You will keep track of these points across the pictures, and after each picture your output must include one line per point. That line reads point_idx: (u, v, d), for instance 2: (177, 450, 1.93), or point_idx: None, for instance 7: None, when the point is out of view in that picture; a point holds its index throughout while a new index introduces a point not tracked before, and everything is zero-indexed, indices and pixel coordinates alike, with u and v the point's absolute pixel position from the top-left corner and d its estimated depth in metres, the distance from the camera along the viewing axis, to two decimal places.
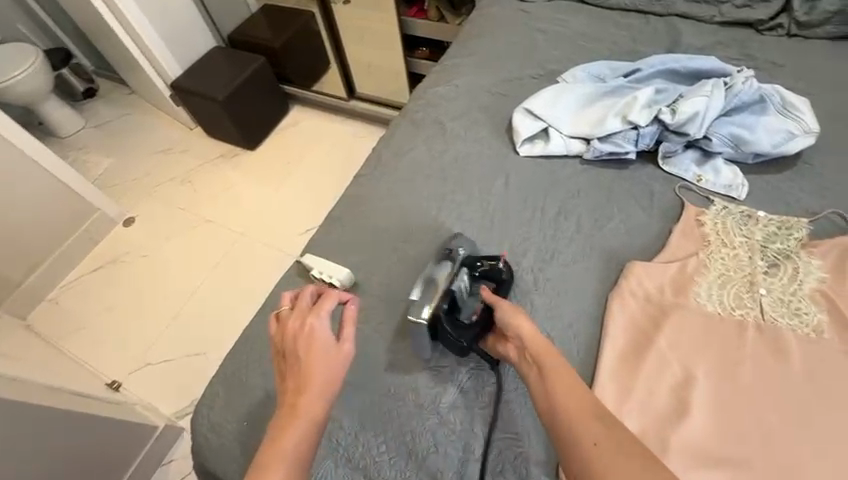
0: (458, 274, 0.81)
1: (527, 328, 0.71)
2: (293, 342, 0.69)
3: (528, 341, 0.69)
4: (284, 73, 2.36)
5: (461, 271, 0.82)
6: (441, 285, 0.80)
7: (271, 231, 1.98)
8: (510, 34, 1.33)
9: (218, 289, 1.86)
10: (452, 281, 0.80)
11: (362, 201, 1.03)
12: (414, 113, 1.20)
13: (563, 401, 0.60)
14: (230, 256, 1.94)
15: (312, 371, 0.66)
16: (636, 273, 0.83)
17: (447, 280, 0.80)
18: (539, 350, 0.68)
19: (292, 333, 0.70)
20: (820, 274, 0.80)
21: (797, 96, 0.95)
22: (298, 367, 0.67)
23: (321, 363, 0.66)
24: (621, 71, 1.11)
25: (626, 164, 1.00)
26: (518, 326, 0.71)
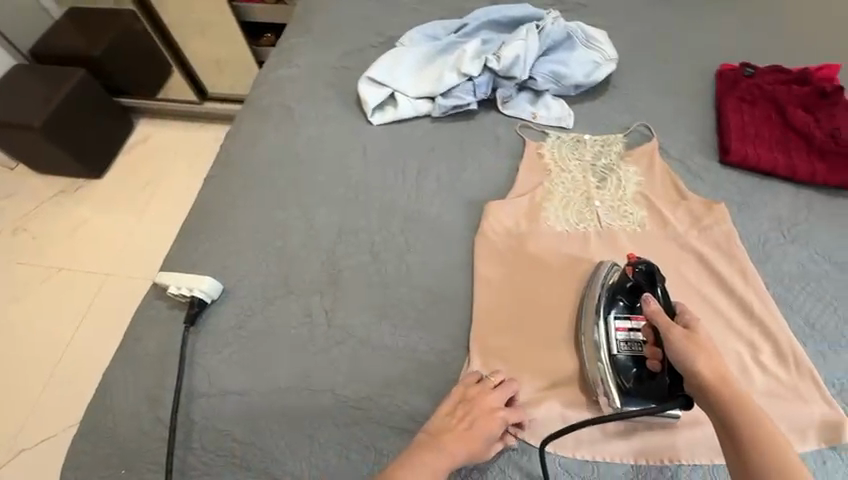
0: (612, 317, 0.74)
1: (702, 358, 0.60)
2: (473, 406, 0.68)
3: (712, 368, 0.59)
4: (117, 85, 2.04)
5: (614, 310, 0.75)
6: (604, 341, 0.73)
7: (142, 262, 1.76)
8: (345, 6, 1.31)
9: (91, 341, 1.62)
10: (607, 329, 0.74)
11: (218, 203, 0.95)
12: (259, 102, 1.13)
13: (750, 422, 0.56)
14: (97, 302, 1.70)
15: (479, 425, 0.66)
16: (494, 213, 0.89)
17: (608, 334, 0.73)
18: (721, 380, 0.58)
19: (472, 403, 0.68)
20: (638, 178, 0.94)
21: (595, 30, 1.07)
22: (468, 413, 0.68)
23: (477, 432, 0.66)
24: (453, 28, 1.15)
25: (471, 115, 1.06)
26: (709, 354, 0.61)
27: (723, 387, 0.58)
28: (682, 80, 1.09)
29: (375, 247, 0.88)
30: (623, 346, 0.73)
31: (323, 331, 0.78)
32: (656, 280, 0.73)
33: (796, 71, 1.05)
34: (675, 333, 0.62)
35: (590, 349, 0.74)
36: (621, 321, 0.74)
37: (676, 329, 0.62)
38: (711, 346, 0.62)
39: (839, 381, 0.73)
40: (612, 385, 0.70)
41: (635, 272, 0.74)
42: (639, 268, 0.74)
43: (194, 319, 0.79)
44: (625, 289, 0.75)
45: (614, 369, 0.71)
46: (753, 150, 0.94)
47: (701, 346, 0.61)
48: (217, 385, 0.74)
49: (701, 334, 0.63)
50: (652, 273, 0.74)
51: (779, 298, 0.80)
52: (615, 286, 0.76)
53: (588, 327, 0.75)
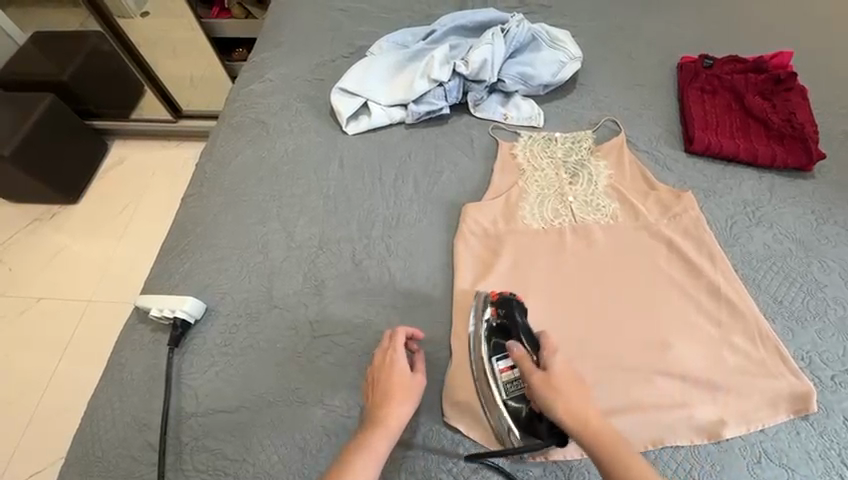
0: (493, 359, 0.74)
1: (560, 401, 0.64)
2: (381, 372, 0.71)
3: (571, 412, 0.63)
4: (90, 108, 2.03)
5: (494, 353, 0.75)
6: (493, 385, 0.73)
7: (124, 285, 1.74)
8: (314, 19, 1.32)
9: (77, 369, 1.59)
10: (490, 372, 0.74)
11: (197, 222, 0.96)
12: (232, 118, 1.14)
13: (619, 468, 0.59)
14: (81, 329, 1.67)
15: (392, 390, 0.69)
16: (471, 215, 0.92)
17: (491, 377, 0.73)
18: (588, 426, 0.62)
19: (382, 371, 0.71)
20: (608, 171, 0.96)
21: (559, 31, 1.10)
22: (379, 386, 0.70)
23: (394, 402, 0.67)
24: (421, 35, 1.17)
25: (445, 119, 1.08)
26: (566, 398, 0.64)
27: (586, 433, 0.61)
28: (646, 74, 1.13)
29: (356, 255, 0.89)
30: (508, 387, 0.72)
31: (309, 342, 0.79)
32: (517, 315, 0.75)
33: (751, 60, 1.10)
34: (534, 381, 0.66)
35: (483, 388, 0.74)
36: (501, 362, 0.73)
37: (534, 375, 0.66)
38: (569, 384, 0.65)
39: (808, 354, 0.76)
40: (509, 421, 0.70)
41: (498, 312, 0.76)
42: (502, 308, 0.76)
43: (178, 340, 0.79)
44: (495, 329, 0.76)
45: (504, 407, 0.71)
46: (715, 138, 0.98)
47: (556, 388, 0.64)
48: (205, 404, 0.74)
49: (555, 375, 0.66)
50: (513, 308, 0.76)
51: (747, 278, 0.83)
52: (489, 327, 0.76)
53: (476, 368, 0.75)
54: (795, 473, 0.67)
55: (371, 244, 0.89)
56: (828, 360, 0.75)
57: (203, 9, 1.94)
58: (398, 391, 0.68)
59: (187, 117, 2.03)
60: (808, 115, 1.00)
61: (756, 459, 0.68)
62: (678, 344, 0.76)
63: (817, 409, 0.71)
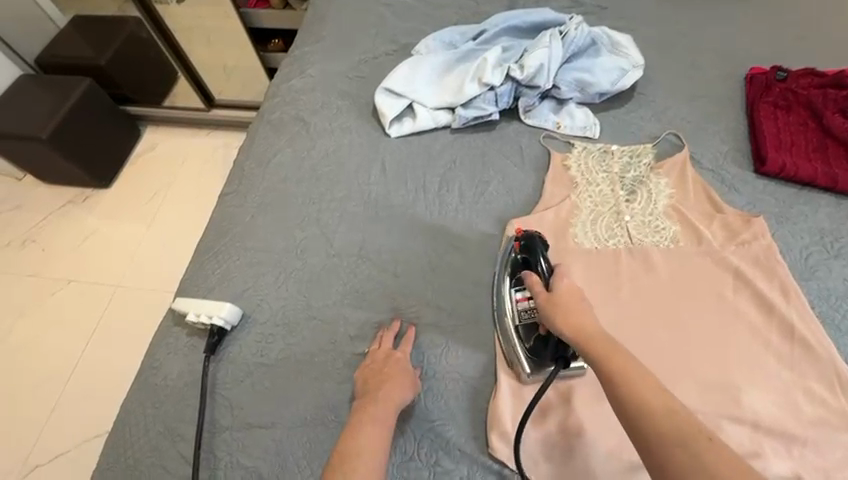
0: (519, 321, 0.74)
1: (559, 315, 0.61)
2: (384, 364, 0.72)
3: (573, 324, 0.60)
4: (124, 94, 2.02)
5: (513, 283, 0.76)
6: (513, 337, 0.73)
7: (152, 272, 1.74)
8: (357, 13, 1.27)
9: (103, 355, 1.60)
10: (508, 302, 0.76)
11: (234, 222, 0.93)
12: (271, 114, 1.10)
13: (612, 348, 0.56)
14: (108, 314, 1.68)
15: (391, 378, 0.70)
16: (520, 230, 0.86)
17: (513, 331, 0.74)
18: (580, 336, 0.59)
19: (383, 362, 0.72)
20: (669, 190, 0.90)
21: (621, 35, 1.03)
22: (377, 373, 0.71)
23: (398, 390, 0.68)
24: (470, 34, 1.11)
25: (493, 125, 1.02)
26: (566, 313, 0.61)
27: (583, 343, 0.58)
28: (712, 85, 1.05)
29: (397, 267, 0.84)
30: (522, 315, 0.74)
31: (348, 358, 0.75)
32: (538, 247, 0.73)
33: (831, 74, 1.01)
34: (540, 301, 0.64)
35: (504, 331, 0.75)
36: (518, 292, 0.75)
37: (539, 296, 0.65)
38: (574, 301, 0.63)
39: None
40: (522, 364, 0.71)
41: (521, 246, 0.75)
42: (532, 287, 0.74)
43: (215, 347, 0.76)
44: (527, 311, 0.74)
45: (518, 337, 0.73)
46: (790, 159, 0.90)
47: (560, 305, 0.62)
48: (240, 417, 0.72)
49: (560, 293, 0.64)
50: (536, 243, 0.74)
51: (823, 317, 0.76)
52: (523, 312, 0.74)
53: (503, 338, 0.75)
54: None
55: (413, 256, 0.85)
56: None
57: None
58: (397, 377, 0.70)
59: (219, 107, 2.02)
60: None
61: None
62: (749, 388, 0.70)
63: None
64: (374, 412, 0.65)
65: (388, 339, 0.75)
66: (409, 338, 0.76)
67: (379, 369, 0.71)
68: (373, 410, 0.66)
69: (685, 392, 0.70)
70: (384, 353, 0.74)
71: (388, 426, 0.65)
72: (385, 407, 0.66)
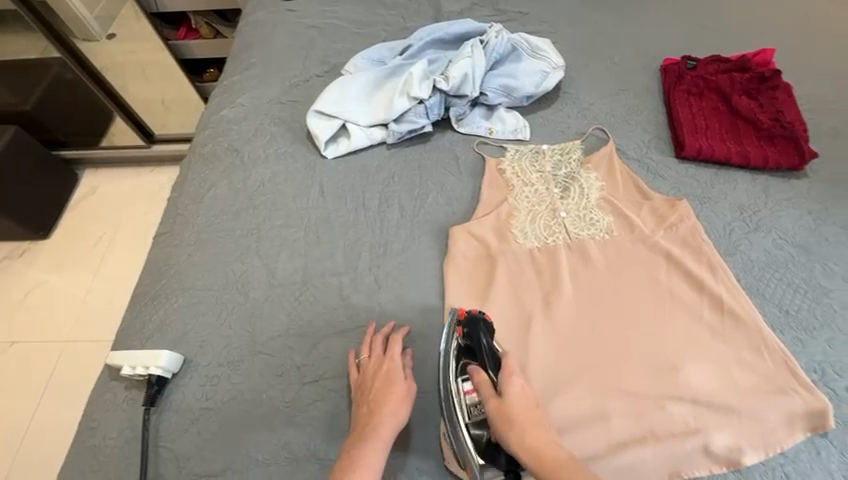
0: (459, 380, 0.68)
1: (513, 435, 0.58)
2: (375, 377, 0.69)
3: (521, 442, 0.58)
4: (55, 137, 1.92)
5: (459, 372, 0.69)
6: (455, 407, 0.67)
7: (96, 323, 1.63)
8: (285, 38, 1.26)
9: (46, 421, 1.47)
10: (454, 392, 0.68)
11: (171, 262, 0.90)
12: (203, 146, 1.08)
13: None
14: (50, 375, 1.55)
15: (385, 396, 0.67)
16: (461, 237, 0.87)
17: (456, 398, 0.67)
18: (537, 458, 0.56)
19: (375, 375, 0.70)
20: (600, 183, 0.93)
21: (539, 40, 1.06)
22: (368, 390, 0.68)
23: (390, 417, 0.65)
24: (398, 49, 1.12)
25: (427, 137, 1.03)
26: (520, 429, 0.58)
27: (541, 465, 0.55)
28: (630, 78, 1.10)
29: (344, 290, 0.83)
30: (471, 411, 0.66)
31: (297, 390, 0.73)
32: (482, 337, 0.70)
33: (734, 59, 1.08)
34: (490, 409, 0.61)
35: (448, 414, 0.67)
36: (467, 383, 0.68)
37: (489, 403, 0.62)
38: (525, 412, 0.60)
39: (820, 365, 0.73)
40: (471, 449, 0.65)
41: (463, 332, 0.72)
42: (467, 328, 0.72)
43: (154, 399, 0.73)
44: (462, 350, 0.71)
45: (467, 432, 0.65)
46: (706, 142, 0.95)
47: (511, 417, 0.60)
48: (187, 468, 0.68)
49: (512, 404, 0.61)
50: (479, 329, 0.71)
51: (750, 288, 0.80)
52: (455, 348, 0.71)
53: (443, 390, 0.69)
54: None
55: (357, 277, 0.85)
56: (841, 371, 0.72)
57: (169, 29, 1.88)
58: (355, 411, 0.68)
59: (160, 142, 1.94)
60: (797, 112, 0.98)
61: None
62: (687, 363, 0.73)
63: (835, 425, 0.67)
64: (368, 448, 0.62)
65: (378, 346, 0.74)
66: (397, 342, 0.73)
67: (370, 385, 0.69)
68: (359, 449, 0.62)
69: (626, 379, 0.72)
70: (375, 363, 0.71)
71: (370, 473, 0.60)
72: (376, 443, 0.62)
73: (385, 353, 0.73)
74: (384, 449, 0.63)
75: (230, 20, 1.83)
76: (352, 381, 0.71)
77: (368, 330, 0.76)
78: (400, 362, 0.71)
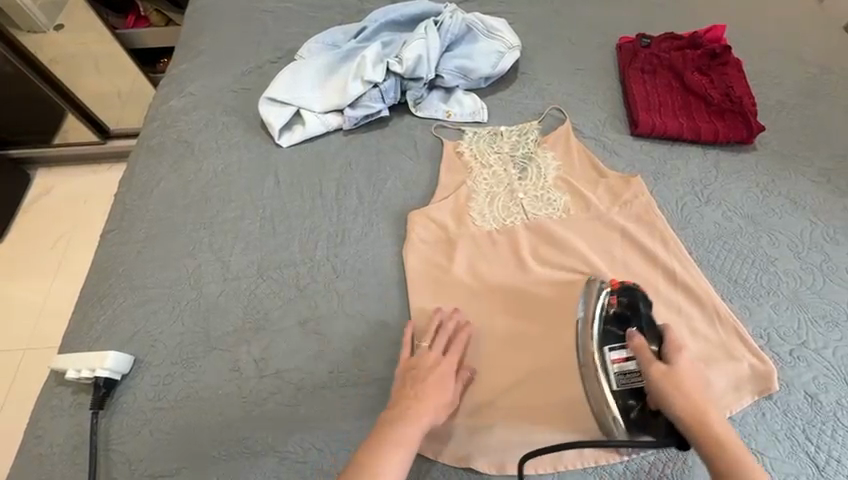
0: (606, 348, 0.66)
1: (681, 398, 0.59)
2: (430, 371, 0.67)
3: (688, 409, 0.59)
4: (3, 137, 1.81)
5: (607, 340, 0.67)
6: (600, 375, 0.66)
7: (48, 331, 1.54)
8: (235, 23, 1.21)
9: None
10: (601, 361, 0.66)
11: (119, 259, 0.86)
12: (152, 138, 1.03)
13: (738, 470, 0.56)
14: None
15: (430, 390, 0.65)
16: (419, 223, 0.87)
17: (602, 367, 0.66)
18: (695, 421, 0.59)
19: (429, 369, 0.68)
20: (557, 163, 0.93)
21: (495, 19, 1.05)
22: (420, 380, 0.66)
23: (430, 403, 0.64)
24: (352, 33, 1.09)
25: (385, 121, 1.01)
26: (688, 397, 0.60)
27: (697, 430, 0.59)
28: (587, 58, 1.10)
29: (301, 280, 0.82)
30: (621, 379, 0.65)
31: (253, 384, 0.72)
32: (642, 306, 0.68)
33: (686, 36, 1.09)
34: (656, 374, 0.61)
35: (589, 374, 0.67)
36: (616, 351, 0.66)
37: (657, 369, 0.61)
38: (694, 385, 0.61)
39: (766, 331, 0.75)
40: (618, 414, 0.64)
41: (621, 299, 0.69)
42: (625, 297, 0.70)
43: (103, 401, 0.70)
44: (611, 317, 0.69)
45: (614, 401, 0.64)
46: (659, 118, 0.97)
47: (680, 386, 0.60)
48: (139, 470, 0.66)
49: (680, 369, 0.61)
50: (638, 298, 0.69)
51: (701, 260, 0.82)
52: (605, 313, 0.69)
53: (583, 357, 0.69)
54: (765, 456, 0.66)
55: (314, 266, 0.83)
56: (785, 335, 0.74)
57: (116, 17, 1.79)
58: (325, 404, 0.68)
59: (115, 137, 1.83)
60: (745, 87, 1.00)
61: None
62: None
63: (778, 387, 0.70)
64: (402, 436, 0.60)
65: (438, 340, 0.71)
66: (457, 340, 0.72)
67: (422, 377, 0.67)
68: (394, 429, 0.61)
69: None
70: (431, 360, 0.69)
71: (402, 464, 0.59)
72: (411, 427, 0.61)
73: (443, 353, 0.70)
74: (419, 434, 0.61)
75: (181, 7, 1.75)
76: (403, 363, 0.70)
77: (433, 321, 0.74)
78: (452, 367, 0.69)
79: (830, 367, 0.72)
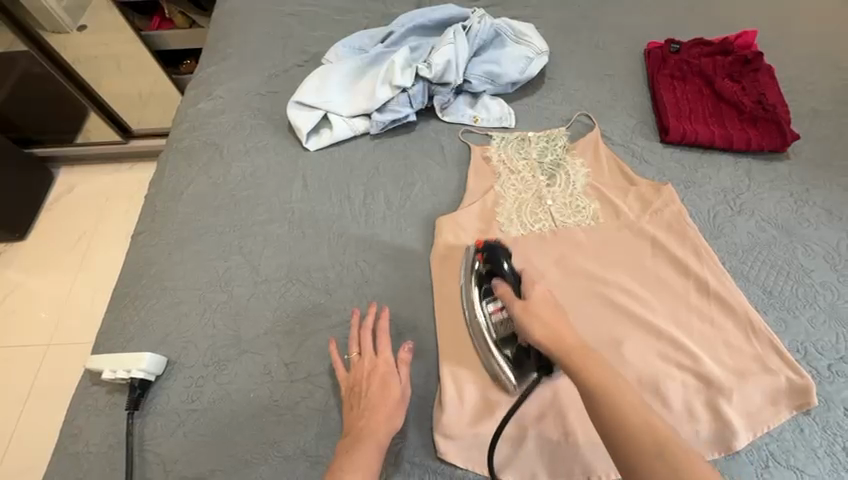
0: (483, 302, 0.75)
1: (535, 327, 0.62)
2: (371, 380, 0.68)
3: (547, 334, 0.61)
4: (29, 135, 1.84)
5: (485, 297, 0.75)
6: (483, 327, 0.74)
7: (75, 328, 1.56)
8: (261, 27, 1.22)
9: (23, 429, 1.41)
10: (481, 312, 0.75)
11: (150, 261, 0.87)
12: (181, 140, 1.04)
13: (611, 406, 0.54)
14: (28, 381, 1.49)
15: (375, 402, 0.66)
16: (447, 228, 0.86)
17: (481, 318, 0.74)
18: (551, 341, 0.60)
19: (369, 378, 0.68)
20: (586, 170, 0.92)
21: (522, 25, 1.05)
22: (364, 394, 0.67)
23: (383, 416, 0.65)
24: (379, 37, 1.10)
25: (412, 126, 1.01)
26: (540, 321, 0.62)
27: (557, 350, 0.60)
28: (615, 63, 1.09)
29: (330, 284, 0.82)
30: (498, 328, 0.72)
31: (285, 388, 0.72)
32: (502, 258, 0.71)
33: (718, 42, 1.07)
34: (516, 310, 0.64)
35: (479, 336, 0.74)
36: (491, 304, 0.74)
37: (514, 305, 0.65)
38: (546, 310, 0.63)
39: (803, 345, 0.74)
40: (503, 363, 0.72)
41: (484, 257, 0.73)
42: (486, 253, 0.73)
43: (137, 403, 0.71)
44: (484, 275, 0.75)
45: (499, 351, 0.72)
46: (690, 126, 0.95)
47: (534, 312, 0.63)
48: (174, 471, 0.67)
49: (536, 304, 0.64)
50: (498, 253, 0.72)
51: (734, 271, 0.81)
52: (477, 274, 0.76)
53: (469, 316, 0.76)
54: (804, 474, 0.65)
55: (343, 271, 0.83)
56: (823, 350, 0.73)
57: (141, 19, 1.81)
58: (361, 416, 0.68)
59: (137, 137, 1.84)
60: (779, 95, 0.98)
61: (764, 463, 0.66)
62: (673, 348, 0.73)
63: (817, 402, 0.69)
64: (361, 455, 0.61)
65: (367, 341, 0.72)
66: (387, 339, 0.72)
67: (365, 387, 0.68)
68: (355, 455, 0.61)
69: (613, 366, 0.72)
70: (368, 363, 0.70)
71: None
72: (373, 445, 0.62)
73: (376, 352, 0.71)
74: (380, 451, 0.62)
75: (205, 9, 1.77)
76: (343, 378, 0.70)
77: (353, 320, 0.75)
78: (393, 366, 0.70)
79: None
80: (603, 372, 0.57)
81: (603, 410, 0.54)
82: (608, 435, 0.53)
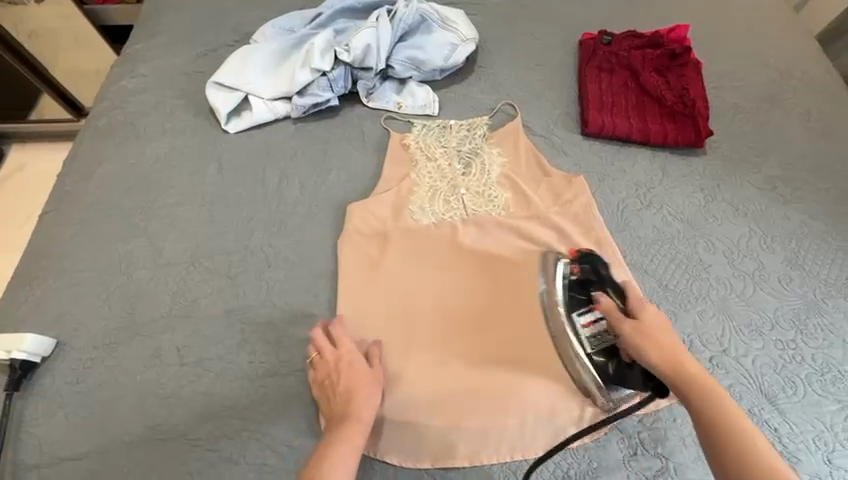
0: (575, 314, 0.71)
1: (653, 353, 0.61)
2: (339, 373, 0.67)
3: (662, 356, 0.60)
4: None
5: (574, 306, 0.71)
6: (575, 342, 0.70)
7: None
8: (194, 4, 1.19)
9: None
10: (571, 329, 0.71)
11: (53, 240, 0.85)
12: (99, 118, 1.02)
13: (721, 408, 0.56)
14: None
15: (356, 386, 0.65)
16: (356, 215, 0.86)
17: (571, 330, 0.71)
18: (675, 370, 0.59)
19: (336, 370, 0.67)
20: (502, 159, 0.92)
21: (451, 11, 1.03)
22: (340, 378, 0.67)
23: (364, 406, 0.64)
24: (309, 18, 1.07)
25: (335, 111, 1.00)
26: (657, 343, 0.61)
27: (677, 375, 0.59)
28: (547, 53, 1.09)
29: (232, 268, 0.81)
30: (592, 341, 0.69)
31: (172, 371, 0.72)
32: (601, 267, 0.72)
33: (649, 35, 1.07)
34: (628, 332, 0.63)
35: (564, 346, 0.71)
36: (584, 316, 0.70)
37: (625, 323, 0.63)
38: (660, 332, 0.62)
39: (689, 337, 0.75)
40: (590, 368, 0.69)
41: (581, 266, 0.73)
42: (585, 264, 0.73)
43: (19, 383, 0.71)
44: (574, 284, 0.73)
45: (589, 359, 0.69)
46: (610, 118, 0.95)
47: (648, 335, 0.62)
48: (51, 452, 0.67)
49: (648, 321, 0.63)
50: (596, 263, 0.73)
51: (636, 265, 0.82)
52: (568, 281, 0.72)
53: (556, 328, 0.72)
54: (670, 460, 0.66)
55: (248, 255, 0.82)
56: (708, 342, 0.75)
57: None
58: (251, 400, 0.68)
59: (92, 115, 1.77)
60: (701, 90, 0.99)
61: (633, 450, 0.67)
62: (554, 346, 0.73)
63: None
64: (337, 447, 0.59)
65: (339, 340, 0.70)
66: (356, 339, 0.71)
67: (336, 379, 0.66)
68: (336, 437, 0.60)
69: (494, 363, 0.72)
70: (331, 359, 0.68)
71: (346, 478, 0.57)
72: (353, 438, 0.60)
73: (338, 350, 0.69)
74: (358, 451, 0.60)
75: None
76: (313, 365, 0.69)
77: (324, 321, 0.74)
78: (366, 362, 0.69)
79: (748, 375, 0.72)
80: (694, 368, 0.60)
81: (706, 419, 0.56)
82: (705, 437, 0.56)
